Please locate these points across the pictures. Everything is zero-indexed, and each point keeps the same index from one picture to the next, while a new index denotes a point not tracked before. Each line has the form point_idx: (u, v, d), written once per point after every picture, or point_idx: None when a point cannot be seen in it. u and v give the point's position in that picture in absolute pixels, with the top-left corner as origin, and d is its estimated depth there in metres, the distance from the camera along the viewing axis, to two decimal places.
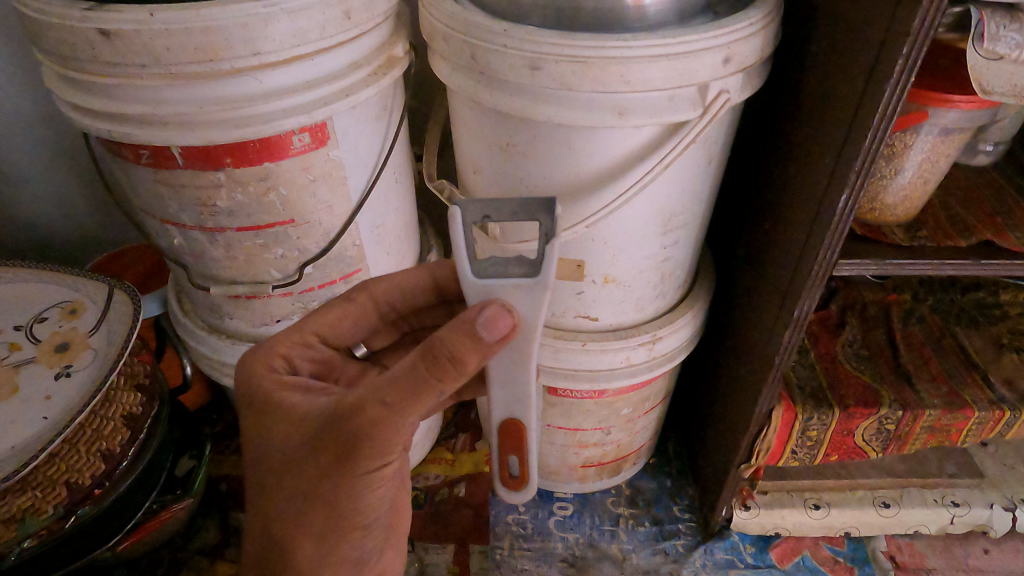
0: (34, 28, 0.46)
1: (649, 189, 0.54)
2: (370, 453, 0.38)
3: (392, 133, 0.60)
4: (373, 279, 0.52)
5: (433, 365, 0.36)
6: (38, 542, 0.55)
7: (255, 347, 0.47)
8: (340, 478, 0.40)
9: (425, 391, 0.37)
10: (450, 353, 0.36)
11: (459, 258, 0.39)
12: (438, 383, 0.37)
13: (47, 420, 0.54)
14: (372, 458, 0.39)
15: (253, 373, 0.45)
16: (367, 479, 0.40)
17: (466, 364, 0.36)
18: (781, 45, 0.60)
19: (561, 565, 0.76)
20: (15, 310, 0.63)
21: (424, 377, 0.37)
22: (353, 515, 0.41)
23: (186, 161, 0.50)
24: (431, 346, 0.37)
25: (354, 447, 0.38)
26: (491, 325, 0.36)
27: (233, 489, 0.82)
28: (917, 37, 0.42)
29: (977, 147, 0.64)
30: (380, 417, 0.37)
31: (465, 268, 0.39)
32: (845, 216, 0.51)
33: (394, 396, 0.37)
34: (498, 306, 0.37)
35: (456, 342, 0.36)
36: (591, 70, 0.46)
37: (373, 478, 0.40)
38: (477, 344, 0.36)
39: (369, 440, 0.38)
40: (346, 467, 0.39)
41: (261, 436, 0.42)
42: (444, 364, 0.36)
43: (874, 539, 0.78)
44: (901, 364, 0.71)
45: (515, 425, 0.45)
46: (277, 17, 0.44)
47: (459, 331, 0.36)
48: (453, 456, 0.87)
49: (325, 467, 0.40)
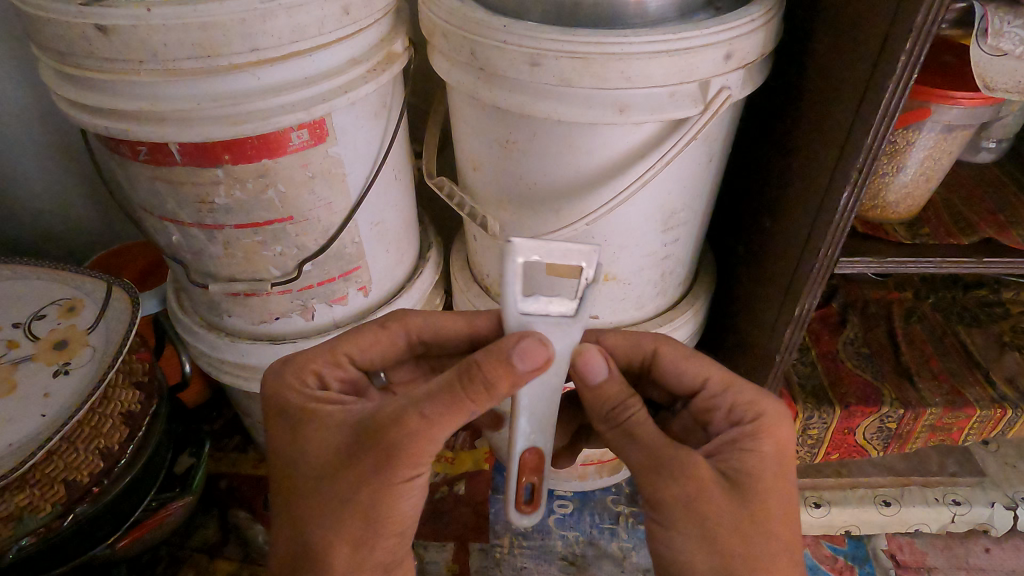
0: (30, 23, 0.46)
1: (649, 186, 0.53)
2: (406, 464, 0.38)
3: (391, 129, 0.59)
4: (410, 313, 0.52)
5: (470, 387, 0.37)
6: (38, 540, 0.55)
7: (285, 361, 0.47)
8: (375, 489, 0.39)
9: (464, 406, 0.38)
10: (486, 374, 0.37)
11: (506, 290, 0.40)
12: (474, 398, 0.38)
13: (45, 418, 0.54)
14: (405, 467, 0.38)
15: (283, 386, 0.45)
16: (399, 490, 0.39)
17: (499, 387, 0.37)
18: (783, 41, 0.60)
19: (561, 564, 0.76)
20: (13, 307, 0.62)
21: (460, 397, 0.37)
22: (382, 528, 0.40)
23: (184, 158, 0.50)
24: (469, 365, 0.38)
25: (391, 457, 0.38)
26: (528, 355, 0.37)
27: (232, 487, 0.82)
28: (920, 34, 0.42)
29: (980, 145, 0.64)
30: (417, 431, 0.38)
31: (510, 301, 0.41)
32: (847, 215, 0.51)
33: (432, 411, 0.38)
34: (536, 338, 0.38)
35: (494, 368, 0.37)
36: (591, 66, 0.45)
37: (405, 487, 0.39)
38: (512, 372, 0.37)
39: (406, 450, 0.38)
40: (381, 478, 0.38)
41: (284, 442, 0.42)
42: (480, 387, 0.37)
43: (875, 537, 0.76)
44: (902, 363, 0.71)
45: (533, 456, 0.44)
46: (276, 13, 0.44)
47: (498, 356, 0.37)
48: (452, 454, 0.87)
49: (359, 476, 0.39)
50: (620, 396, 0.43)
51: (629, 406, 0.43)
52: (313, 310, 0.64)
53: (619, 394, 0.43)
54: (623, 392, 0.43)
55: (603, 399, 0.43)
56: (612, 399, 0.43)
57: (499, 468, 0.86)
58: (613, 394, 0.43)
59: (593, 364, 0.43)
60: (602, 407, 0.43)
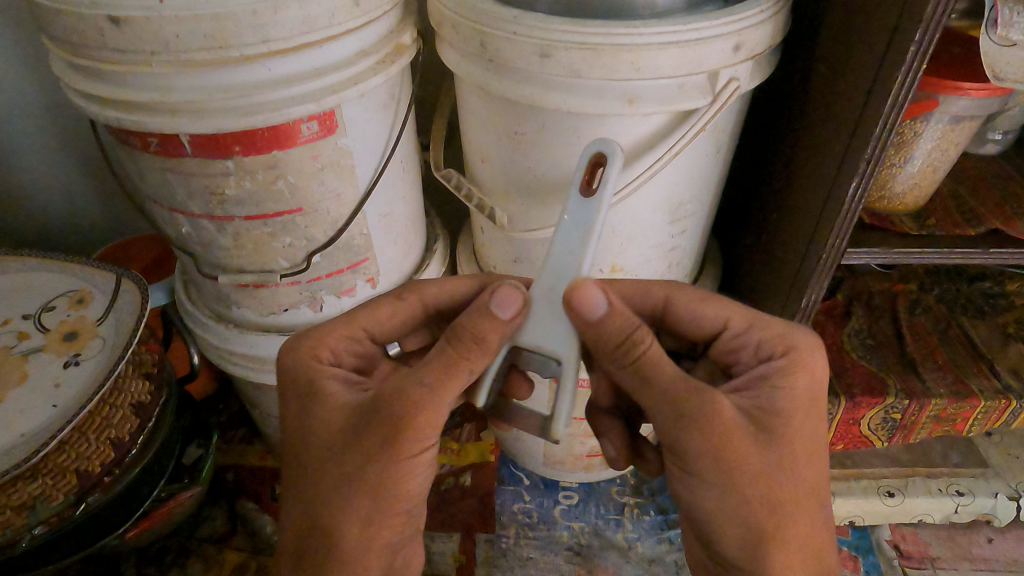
0: (42, 15, 0.46)
1: (658, 178, 0.54)
2: (413, 435, 0.38)
3: (400, 121, 0.60)
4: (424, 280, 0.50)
5: (460, 346, 0.39)
6: (50, 529, 0.55)
7: (299, 334, 0.46)
8: (386, 468, 0.39)
9: (456, 368, 0.38)
10: (472, 332, 0.39)
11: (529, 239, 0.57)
12: (466, 361, 0.39)
13: (56, 408, 0.54)
14: (414, 439, 0.39)
15: (297, 362, 0.44)
16: (409, 472, 0.40)
17: (487, 341, 0.39)
18: (791, 35, 0.60)
19: (567, 554, 0.76)
20: (23, 300, 0.63)
21: (453, 357, 0.38)
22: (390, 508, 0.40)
23: (196, 149, 0.50)
24: (453, 329, 0.39)
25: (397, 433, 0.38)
26: (504, 302, 0.39)
27: (240, 478, 0.82)
28: (930, 25, 0.42)
29: (986, 137, 0.64)
30: (415, 400, 0.38)
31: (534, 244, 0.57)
32: (855, 205, 0.51)
33: (427, 377, 0.38)
34: (510, 284, 0.40)
35: (477, 322, 0.39)
36: (600, 57, 0.45)
37: (414, 463, 0.39)
38: (497, 322, 0.39)
39: (409, 423, 0.38)
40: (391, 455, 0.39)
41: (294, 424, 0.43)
42: (469, 342, 0.39)
43: (878, 527, 0.77)
44: (907, 354, 0.72)
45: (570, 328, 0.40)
46: (287, 4, 0.44)
47: (476, 312, 0.39)
48: (457, 445, 0.88)
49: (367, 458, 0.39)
50: (622, 335, 0.39)
51: (638, 340, 0.39)
52: (321, 301, 0.64)
53: (626, 324, 0.39)
54: (622, 332, 0.39)
55: (607, 337, 0.39)
56: (615, 340, 0.39)
57: (504, 459, 0.87)
58: (614, 331, 0.39)
59: (588, 301, 0.39)
60: (607, 345, 0.40)
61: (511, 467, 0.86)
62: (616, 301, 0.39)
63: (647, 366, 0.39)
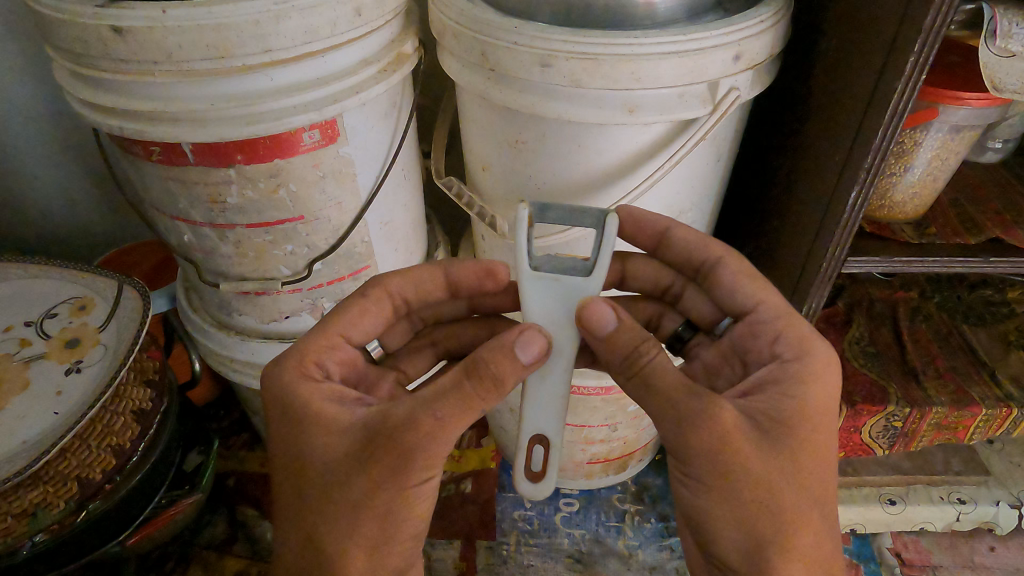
0: (46, 25, 0.46)
1: (658, 187, 0.54)
2: (421, 465, 0.38)
3: (401, 129, 0.60)
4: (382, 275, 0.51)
5: (476, 383, 0.38)
6: (51, 536, 0.55)
7: (287, 350, 0.46)
8: (395, 487, 0.38)
9: (469, 408, 0.38)
10: (492, 372, 0.38)
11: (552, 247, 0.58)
12: (479, 400, 0.38)
13: (58, 415, 0.54)
14: (423, 469, 0.38)
15: (288, 377, 0.43)
16: (413, 492, 0.39)
17: (505, 382, 0.39)
18: (790, 44, 0.60)
19: (567, 562, 0.76)
20: (25, 306, 0.63)
21: (469, 395, 0.38)
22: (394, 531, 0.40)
23: (198, 157, 0.50)
24: (472, 362, 0.39)
25: (409, 460, 0.38)
26: (527, 345, 0.39)
27: (240, 485, 0.82)
28: (929, 36, 0.42)
29: (987, 145, 0.64)
30: (431, 431, 0.37)
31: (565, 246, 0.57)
32: (855, 213, 0.52)
33: (444, 410, 0.37)
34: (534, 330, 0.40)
35: (498, 360, 0.38)
36: (601, 67, 0.46)
37: (420, 489, 0.39)
38: (515, 360, 0.39)
39: (424, 447, 0.38)
40: (398, 480, 0.38)
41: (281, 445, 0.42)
42: (488, 382, 0.38)
43: (879, 536, 0.77)
44: (908, 362, 0.72)
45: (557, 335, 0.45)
46: (288, 14, 0.44)
47: (500, 349, 0.39)
48: (457, 452, 0.88)
49: (364, 476, 0.38)
50: (634, 342, 0.40)
51: (645, 350, 0.40)
52: (323, 308, 0.65)
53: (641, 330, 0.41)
54: (635, 340, 0.41)
55: (616, 346, 0.41)
56: (627, 346, 0.41)
57: (505, 466, 0.87)
58: (622, 343, 0.41)
59: (599, 311, 0.41)
60: (617, 355, 0.41)
61: (512, 474, 0.86)
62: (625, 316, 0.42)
63: (652, 372, 0.39)
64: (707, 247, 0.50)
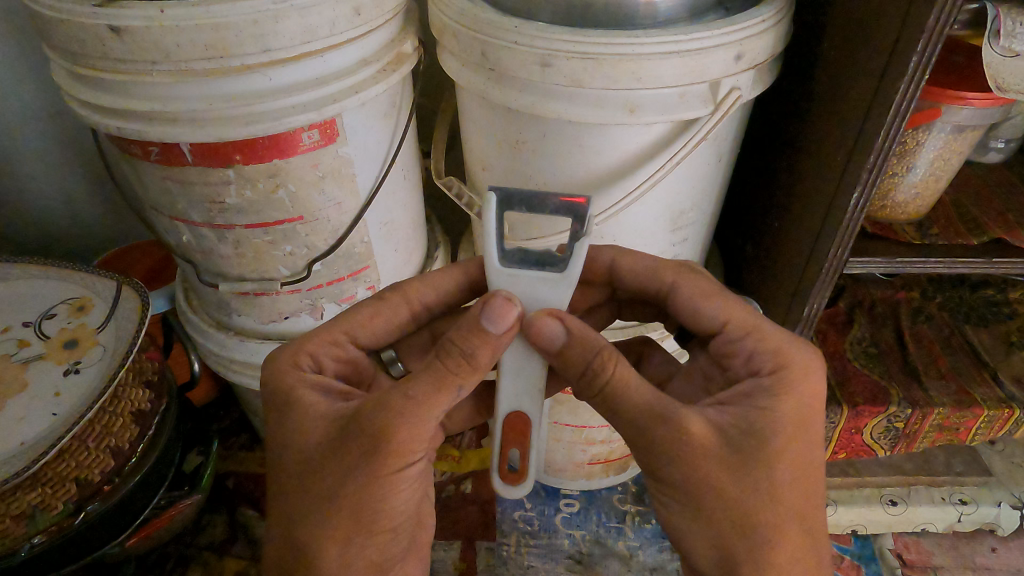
0: (44, 25, 0.46)
1: (659, 187, 0.54)
2: (397, 453, 0.38)
3: (400, 129, 0.59)
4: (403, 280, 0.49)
5: (449, 361, 0.38)
6: (50, 537, 0.55)
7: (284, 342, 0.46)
8: (370, 473, 0.38)
9: (443, 387, 0.38)
10: (464, 348, 0.38)
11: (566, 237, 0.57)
12: (455, 379, 0.38)
13: (56, 417, 0.54)
14: (401, 456, 0.38)
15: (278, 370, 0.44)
16: (392, 483, 0.39)
17: (478, 359, 0.38)
18: (792, 44, 0.60)
19: (567, 563, 0.76)
20: (24, 307, 0.63)
21: (442, 373, 0.38)
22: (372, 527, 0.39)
23: (196, 158, 0.50)
24: (444, 343, 0.38)
25: (382, 443, 0.37)
26: (498, 317, 0.38)
27: (240, 486, 0.82)
28: (932, 35, 0.42)
29: (989, 145, 0.64)
30: (405, 413, 0.37)
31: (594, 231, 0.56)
32: (857, 213, 0.51)
33: (416, 391, 0.38)
34: (502, 299, 0.39)
35: (468, 337, 0.38)
36: (602, 67, 0.45)
37: (398, 480, 0.39)
38: (486, 337, 0.38)
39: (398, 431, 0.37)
40: (374, 469, 0.38)
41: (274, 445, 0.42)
42: (459, 360, 0.38)
43: (881, 537, 0.76)
44: (909, 362, 0.71)
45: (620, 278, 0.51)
46: (287, 14, 0.44)
47: (469, 323, 0.38)
48: (457, 453, 0.87)
49: (354, 472, 0.38)
50: (585, 359, 0.39)
51: (600, 364, 0.39)
52: (322, 309, 0.64)
53: (591, 342, 0.39)
54: (586, 356, 0.39)
55: (570, 361, 0.40)
56: (578, 363, 0.40)
57: None
58: (578, 357, 0.39)
59: (546, 330, 0.40)
60: (570, 370, 0.40)
61: None
62: (573, 325, 0.40)
63: (615, 387, 0.39)
64: (657, 275, 0.48)
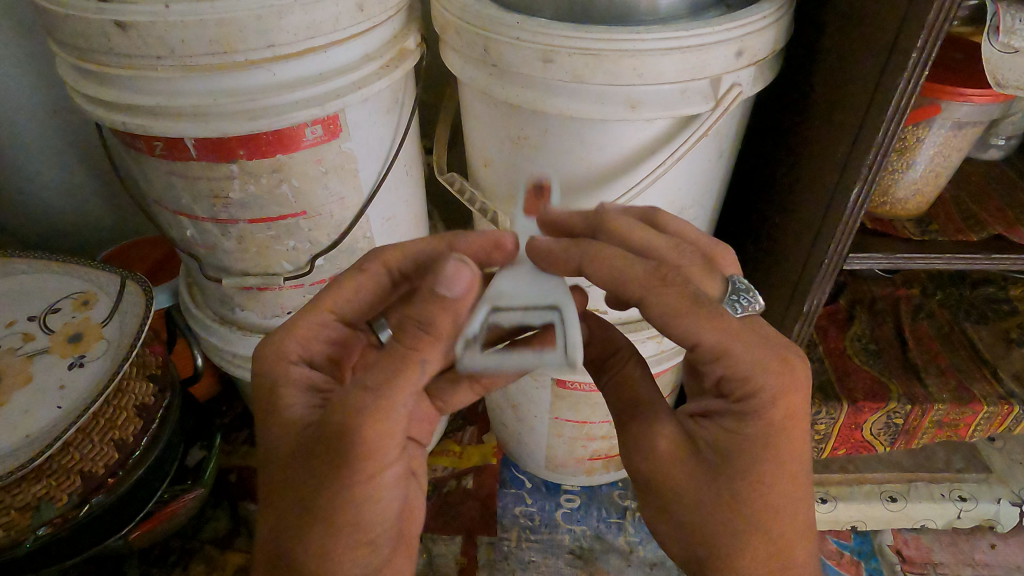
0: (50, 20, 0.46)
1: (660, 183, 0.54)
2: (370, 452, 0.37)
3: (402, 125, 0.60)
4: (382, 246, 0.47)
5: (408, 338, 0.36)
6: (55, 529, 0.55)
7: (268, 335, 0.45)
8: (331, 486, 0.37)
9: (406, 363, 0.36)
10: (418, 320, 0.36)
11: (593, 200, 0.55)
12: (417, 353, 0.36)
13: (61, 410, 0.54)
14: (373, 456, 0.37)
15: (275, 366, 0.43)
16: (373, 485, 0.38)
17: (439, 327, 0.36)
18: (793, 39, 0.60)
19: (569, 557, 0.76)
20: (29, 301, 0.63)
21: (406, 350, 0.36)
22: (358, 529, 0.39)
23: (200, 153, 0.50)
24: (401, 321, 0.37)
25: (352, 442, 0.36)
26: (451, 278, 0.35)
27: (242, 480, 0.82)
28: (931, 31, 0.42)
29: (989, 142, 0.64)
30: (373, 408, 0.36)
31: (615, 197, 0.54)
32: (856, 209, 0.52)
33: (380, 375, 0.36)
34: (457, 262, 0.36)
35: (426, 309, 0.36)
36: (603, 63, 0.46)
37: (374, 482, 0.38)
38: (445, 305, 0.36)
39: (369, 436, 0.36)
40: (351, 475, 0.37)
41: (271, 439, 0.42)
42: (419, 333, 0.36)
43: (881, 533, 0.77)
44: (910, 359, 0.72)
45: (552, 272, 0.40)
46: (292, 9, 0.44)
47: (422, 298, 0.36)
48: (459, 448, 0.88)
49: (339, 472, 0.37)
50: (610, 350, 0.50)
51: (611, 363, 0.49)
52: None
53: (610, 348, 0.50)
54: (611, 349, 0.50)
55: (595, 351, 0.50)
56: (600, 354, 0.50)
57: (507, 462, 0.87)
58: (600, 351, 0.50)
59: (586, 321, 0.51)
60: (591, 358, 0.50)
61: (513, 470, 0.86)
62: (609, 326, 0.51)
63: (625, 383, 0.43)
64: (626, 285, 0.38)
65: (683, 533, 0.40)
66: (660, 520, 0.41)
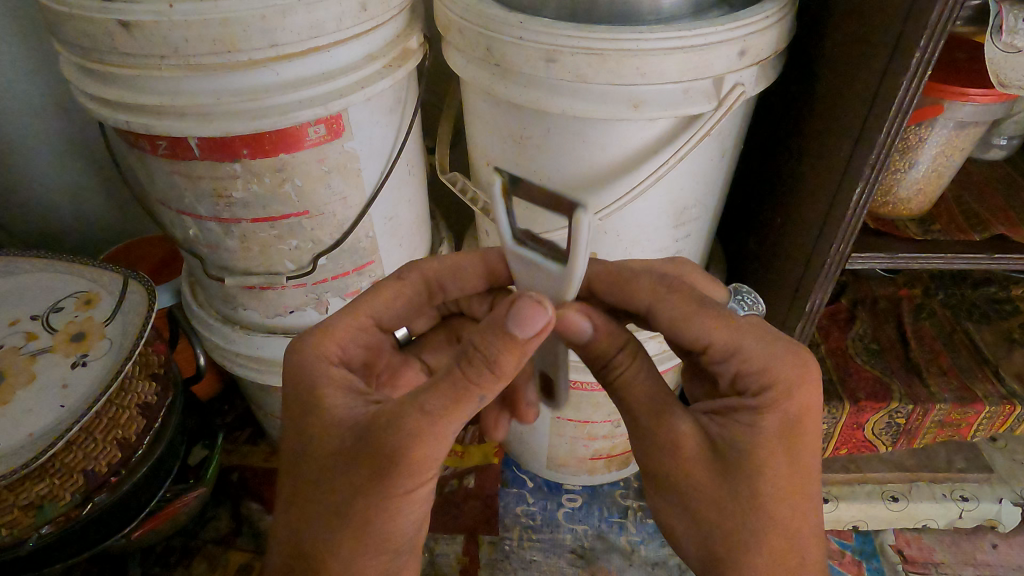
0: (53, 19, 0.47)
1: (663, 182, 0.54)
2: (405, 472, 0.37)
3: (405, 125, 0.60)
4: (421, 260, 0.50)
5: (472, 368, 0.36)
6: (57, 528, 0.55)
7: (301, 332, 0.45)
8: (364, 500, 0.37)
9: (463, 395, 0.36)
10: (486, 356, 0.35)
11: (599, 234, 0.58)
12: (475, 389, 0.36)
13: (65, 408, 0.54)
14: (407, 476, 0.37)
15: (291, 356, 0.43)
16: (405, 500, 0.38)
17: (504, 368, 0.36)
18: (795, 39, 0.60)
19: (570, 557, 0.76)
20: (32, 300, 0.63)
21: (466, 386, 0.36)
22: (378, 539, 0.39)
23: (204, 152, 0.51)
24: (466, 350, 0.36)
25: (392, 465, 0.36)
26: (529, 320, 0.34)
27: (244, 480, 0.83)
28: (934, 30, 0.42)
29: (991, 142, 0.64)
30: (410, 433, 0.36)
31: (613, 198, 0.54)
32: (859, 209, 0.52)
33: (435, 400, 0.36)
34: (530, 299, 0.35)
35: (501, 345, 0.35)
36: (606, 62, 0.46)
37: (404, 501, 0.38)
38: (517, 346, 0.35)
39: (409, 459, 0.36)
40: (375, 487, 0.37)
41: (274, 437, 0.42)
42: (483, 368, 0.35)
43: (882, 533, 0.77)
44: (911, 359, 0.72)
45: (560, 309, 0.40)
46: (295, 9, 0.45)
47: (496, 332, 0.35)
48: (461, 447, 0.88)
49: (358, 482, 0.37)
50: (614, 346, 0.41)
51: (616, 363, 0.41)
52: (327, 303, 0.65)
53: (610, 346, 0.41)
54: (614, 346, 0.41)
55: (593, 354, 0.42)
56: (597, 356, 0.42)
57: (508, 461, 0.87)
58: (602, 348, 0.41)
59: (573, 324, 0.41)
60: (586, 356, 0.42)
61: (515, 470, 0.86)
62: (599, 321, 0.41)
63: (620, 389, 0.41)
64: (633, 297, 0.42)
65: (699, 536, 0.39)
66: (675, 523, 0.41)
